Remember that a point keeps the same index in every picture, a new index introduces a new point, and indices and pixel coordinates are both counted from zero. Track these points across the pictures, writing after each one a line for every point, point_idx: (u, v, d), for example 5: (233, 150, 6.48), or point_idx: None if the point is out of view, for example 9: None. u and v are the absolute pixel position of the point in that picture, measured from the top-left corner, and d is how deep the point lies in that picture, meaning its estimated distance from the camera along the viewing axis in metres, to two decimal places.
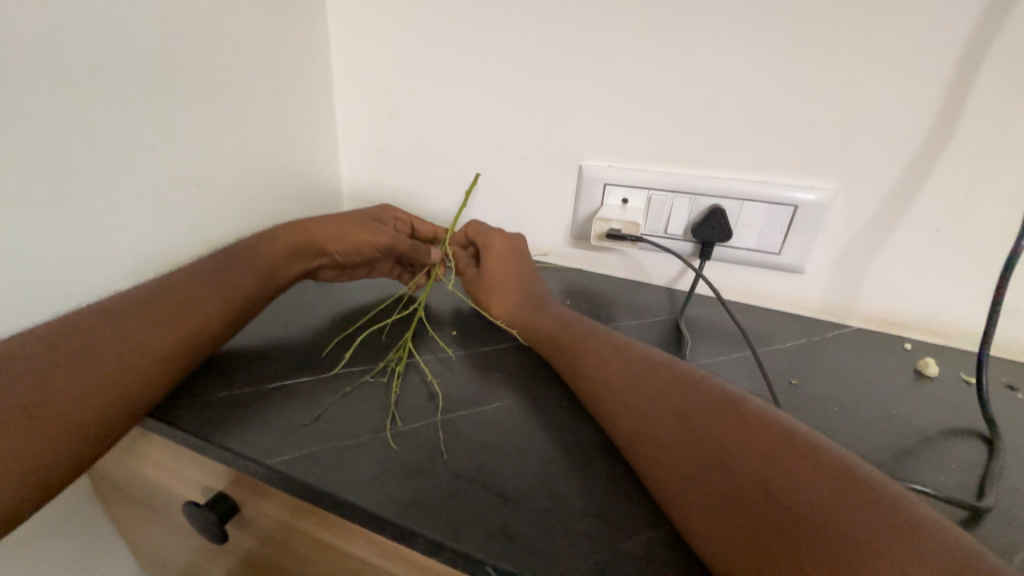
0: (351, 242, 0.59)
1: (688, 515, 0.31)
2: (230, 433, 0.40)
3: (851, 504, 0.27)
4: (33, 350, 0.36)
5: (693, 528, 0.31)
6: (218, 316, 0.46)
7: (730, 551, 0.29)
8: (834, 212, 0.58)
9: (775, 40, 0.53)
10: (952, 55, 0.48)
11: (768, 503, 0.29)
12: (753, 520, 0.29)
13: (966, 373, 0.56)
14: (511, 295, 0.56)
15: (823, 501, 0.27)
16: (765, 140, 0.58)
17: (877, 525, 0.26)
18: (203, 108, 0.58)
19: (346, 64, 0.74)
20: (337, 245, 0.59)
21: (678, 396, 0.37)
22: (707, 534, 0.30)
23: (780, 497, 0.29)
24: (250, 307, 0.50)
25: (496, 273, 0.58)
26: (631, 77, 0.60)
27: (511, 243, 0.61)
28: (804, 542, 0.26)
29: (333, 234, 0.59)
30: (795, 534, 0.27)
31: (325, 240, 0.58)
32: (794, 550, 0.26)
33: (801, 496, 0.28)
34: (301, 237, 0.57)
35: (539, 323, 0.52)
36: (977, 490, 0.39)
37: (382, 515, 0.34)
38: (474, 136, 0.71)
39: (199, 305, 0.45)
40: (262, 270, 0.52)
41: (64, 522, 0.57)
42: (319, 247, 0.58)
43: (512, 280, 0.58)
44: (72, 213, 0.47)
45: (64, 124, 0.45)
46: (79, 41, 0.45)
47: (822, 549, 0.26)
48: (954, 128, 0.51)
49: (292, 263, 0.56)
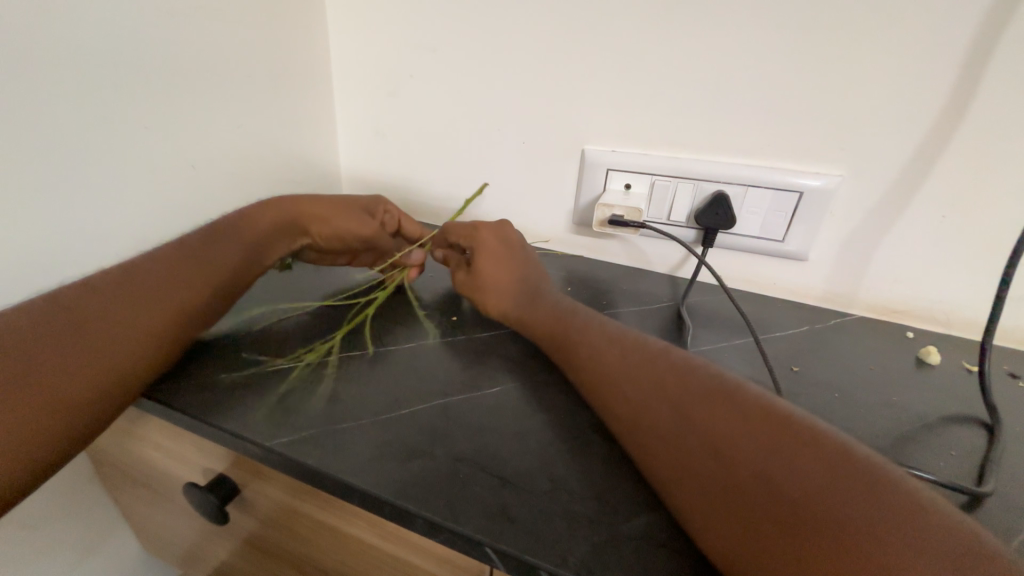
0: (337, 229, 0.59)
1: (689, 508, 0.31)
2: (228, 414, 0.40)
3: (851, 492, 0.27)
4: (17, 331, 0.36)
5: (694, 520, 0.31)
6: (206, 294, 0.46)
7: (732, 543, 0.28)
8: (839, 199, 0.57)
9: (784, 20, 0.52)
10: (966, 35, 0.47)
11: (768, 494, 0.29)
12: (754, 512, 0.28)
13: (968, 361, 0.56)
14: (505, 292, 0.54)
15: (823, 489, 0.27)
16: (771, 123, 0.56)
17: (877, 511, 0.26)
18: (198, 87, 0.57)
19: (344, 45, 0.73)
20: (322, 229, 0.59)
21: (674, 385, 0.37)
22: (708, 526, 0.30)
23: (779, 488, 0.28)
24: (235, 284, 0.51)
25: (488, 270, 0.55)
26: (634, 58, 0.59)
27: (502, 237, 0.58)
28: (806, 533, 0.26)
29: (321, 218, 0.59)
30: (796, 525, 0.27)
31: (312, 222, 0.59)
32: (797, 541, 0.26)
33: (800, 485, 0.28)
34: (289, 215, 0.58)
35: (535, 317, 0.50)
36: (976, 477, 0.39)
37: (382, 497, 0.34)
38: (475, 119, 0.70)
39: (187, 285, 0.45)
40: (247, 244, 0.53)
41: (69, 502, 0.58)
42: (304, 227, 0.59)
43: (506, 275, 0.55)
44: (66, 193, 0.47)
45: (56, 102, 0.44)
46: (69, 16, 0.43)
47: (824, 540, 0.26)
48: (965, 112, 0.49)
49: (276, 240, 0.57)
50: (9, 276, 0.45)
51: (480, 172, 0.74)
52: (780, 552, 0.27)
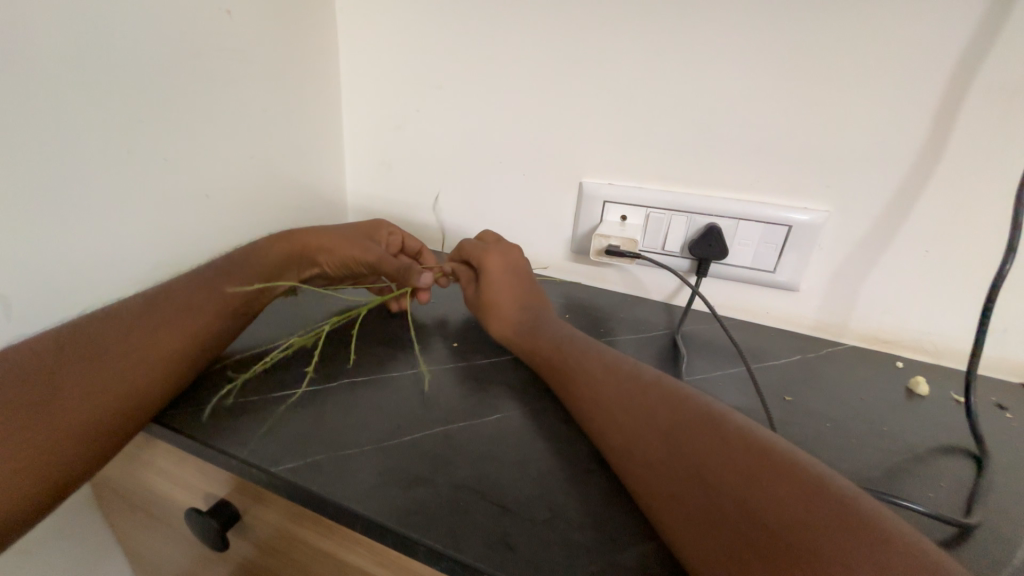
0: (342, 256, 0.61)
1: (676, 532, 0.32)
2: (235, 438, 0.41)
3: (826, 518, 0.28)
4: (43, 356, 0.37)
5: (681, 544, 0.31)
6: (214, 322, 0.47)
7: (715, 567, 0.29)
8: (826, 232, 0.60)
9: (769, 65, 0.55)
10: (937, 83, 0.50)
11: (747, 518, 0.30)
12: (736, 537, 0.29)
13: (956, 392, 0.57)
14: (506, 315, 0.56)
15: (800, 516, 0.29)
16: (760, 159, 0.59)
17: (850, 537, 0.27)
18: (214, 120, 0.60)
19: (354, 80, 0.76)
20: (329, 256, 0.61)
21: (664, 414, 0.38)
22: (694, 550, 0.31)
23: (759, 514, 0.30)
24: (246, 309, 0.52)
25: (493, 293, 0.58)
26: (630, 96, 0.62)
27: (509, 263, 0.61)
28: (784, 558, 0.27)
29: (326, 246, 0.60)
30: (774, 549, 0.28)
31: (319, 251, 0.60)
32: (774, 565, 0.27)
33: (777, 510, 0.29)
34: (297, 245, 0.59)
35: (535, 337, 0.52)
36: (966, 509, 0.40)
37: (384, 523, 0.35)
38: (478, 151, 0.73)
39: (195, 312, 0.46)
40: (258, 274, 0.54)
41: (63, 528, 0.58)
42: (311, 256, 0.60)
43: (509, 298, 0.58)
44: (85, 219, 0.49)
45: (81, 135, 0.47)
46: (99, 56, 0.47)
47: (801, 564, 0.27)
48: (941, 153, 0.52)
49: (286, 270, 0.58)
50: (24, 300, 0.46)
51: (481, 202, 0.76)
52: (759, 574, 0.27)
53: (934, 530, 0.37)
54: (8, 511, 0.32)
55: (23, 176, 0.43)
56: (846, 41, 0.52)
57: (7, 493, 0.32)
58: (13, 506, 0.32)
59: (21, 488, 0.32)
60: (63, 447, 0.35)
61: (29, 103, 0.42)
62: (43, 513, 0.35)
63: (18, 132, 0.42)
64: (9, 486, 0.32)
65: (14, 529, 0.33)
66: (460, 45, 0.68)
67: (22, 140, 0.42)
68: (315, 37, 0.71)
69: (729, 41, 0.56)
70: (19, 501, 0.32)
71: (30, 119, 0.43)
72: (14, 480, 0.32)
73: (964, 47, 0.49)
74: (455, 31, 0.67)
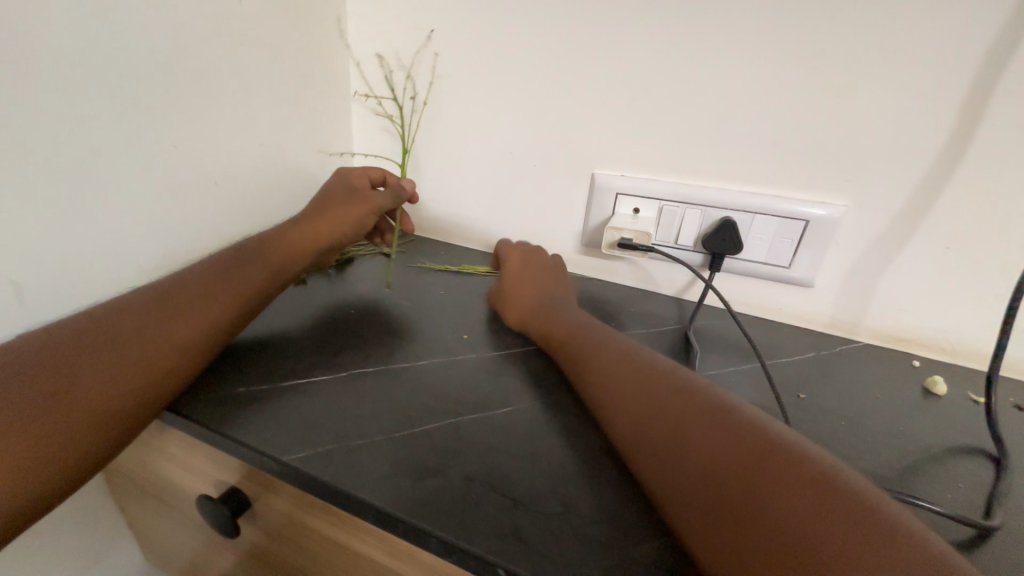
0: (360, 222, 0.63)
1: (683, 517, 0.32)
2: (245, 427, 0.41)
3: (834, 513, 0.28)
4: (62, 346, 0.37)
5: (689, 529, 0.31)
6: (227, 319, 0.46)
7: (723, 554, 0.29)
8: (844, 227, 0.58)
9: (790, 54, 0.53)
10: (965, 75, 0.49)
11: (755, 511, 0.29)
12: (744, 530, 0.29)
13: (974, 392, 0.56)
14: (526, 297, 0.60)
15: (808, 512, 0.28)
16: (777, 153, 0.58)
17: (860, 536, 0.27)
18: (222, 108, 0.59)
19: (364, 70, 0.76)
20: (347, 231, 0.61)
21: (679, 402, 0.38)
22: (704, 535, 0.31)
23: (768, 506, 0.29)
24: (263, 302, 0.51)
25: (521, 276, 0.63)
26: (645, 86, 0.61)
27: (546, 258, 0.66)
28: (789, 550, 0.27)
29: (342, 224, 0.61)
30: (781, 540, 0.28)
31: (336, 228, 0.60)
32: (780, 556, 0.27)
33: (784, 504, 0.29)
34: (317, 233, 0.58)
35: (559, 323, 0.54)
36: (985, 511, 0.39)
37: (396, 514, 0.34)
38: (487, 142, 0.72)
39: (211, 308, 0.45)
40: (276, 268, 0.53)
41: (75, 513, 0.59)
42: (333, 240, 0.60)
43: (530, 278, 0.63)
44: (95, 206, 0.49)
45: (92, 119, 0.46)
46: (109, 40, 0.46)
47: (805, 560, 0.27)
48: (967, 148, 0.51)
49: (304, 263, 0.57)
50: (36, 287, 0.46)
51: (491, 192, 0.76)
52: (760, 565, 0.28)
53: (953, 531, 0.37)
54: (24, 497, 0.32)
55: (30, 163, 0.43)
56: (870, 31, 0.50)
57: (11, 484, 0.32)
58: (18, 496, 0.32)
59: (34, 479, 0.33)
60: (73, 438, 0.35)
61: (38, 91, 0.42)
62: (58, 501, 0.35)
63: (27, 119, 0.42)
64: (17, 479, 0.32)
65: (19, 520, 0.33)
66: (469, 34, 0.67)
67: (31, 126, 0.42)
68: (322, 22, 0.70)
69: (748, 30, 0.54)
70: (24, 494, 0.32)
71: (40, 103, 0.42)
72: (19, 472, 0.32)
73: (996, 38, 0.47)
74: (464, 17, 0.66)
